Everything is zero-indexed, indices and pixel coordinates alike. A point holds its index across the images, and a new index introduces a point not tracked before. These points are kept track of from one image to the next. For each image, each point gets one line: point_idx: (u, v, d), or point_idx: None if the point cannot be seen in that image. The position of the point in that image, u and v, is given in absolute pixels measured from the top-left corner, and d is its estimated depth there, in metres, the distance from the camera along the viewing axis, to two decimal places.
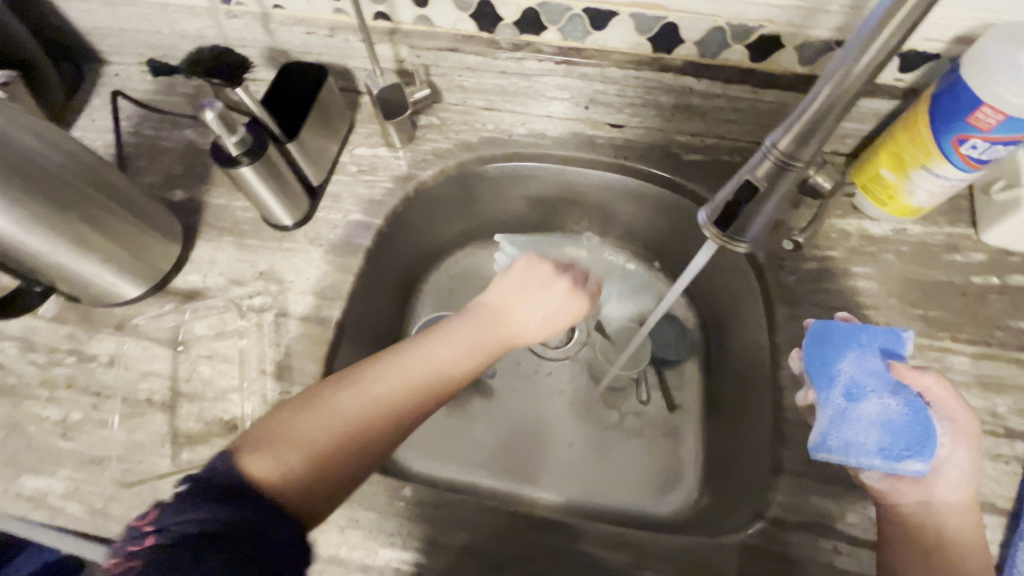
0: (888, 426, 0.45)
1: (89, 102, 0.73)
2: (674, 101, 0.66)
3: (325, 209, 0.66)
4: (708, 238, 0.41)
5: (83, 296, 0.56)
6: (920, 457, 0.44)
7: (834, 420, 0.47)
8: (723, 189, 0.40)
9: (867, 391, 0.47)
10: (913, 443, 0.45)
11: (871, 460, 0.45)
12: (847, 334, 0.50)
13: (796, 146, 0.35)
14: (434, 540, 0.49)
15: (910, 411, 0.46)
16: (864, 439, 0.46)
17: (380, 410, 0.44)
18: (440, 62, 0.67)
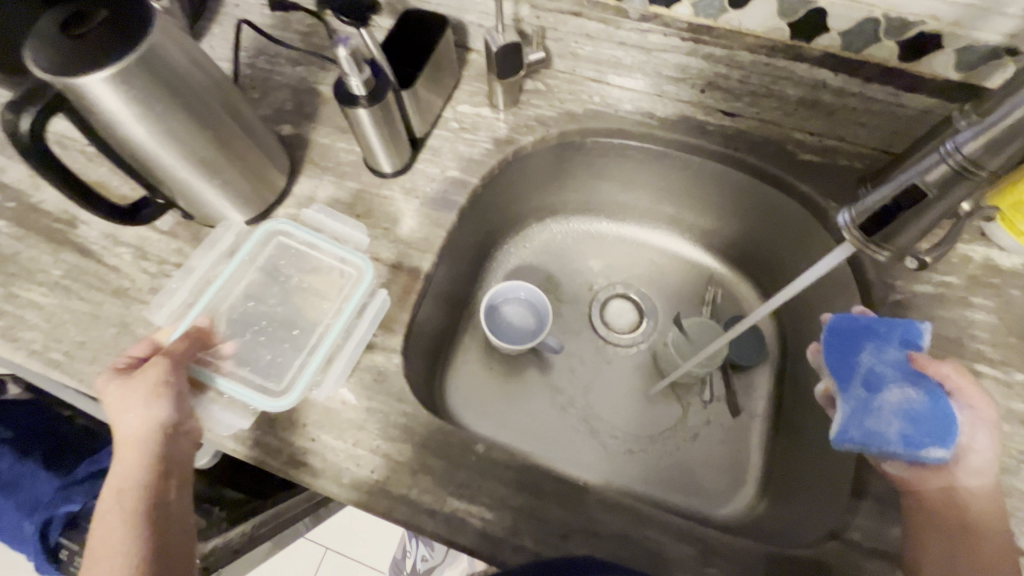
0: (910, 415, 0.44)
1: (209, 29, 0.75)
2: (802, 95, 0.62)
3: (424, 162, 0.66)
4: (849, 239, 0.43)
5: (196, 214, 0.59)
6: (942, 444, 0.43)
7: (855, 411, 0.46)
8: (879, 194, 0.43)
9: (886, 381, 0.46)
10: (936, 430, 0.43)
11: (893, 449, 0.44)
12: (865, 326, 0.49)
13: (984, 153, 0.39)
14: (501, 498, 0.50)
15: (932, 401, 0.44)
16: (887, 429, 0.44)
17: None
18: (560, 26, 0.65)
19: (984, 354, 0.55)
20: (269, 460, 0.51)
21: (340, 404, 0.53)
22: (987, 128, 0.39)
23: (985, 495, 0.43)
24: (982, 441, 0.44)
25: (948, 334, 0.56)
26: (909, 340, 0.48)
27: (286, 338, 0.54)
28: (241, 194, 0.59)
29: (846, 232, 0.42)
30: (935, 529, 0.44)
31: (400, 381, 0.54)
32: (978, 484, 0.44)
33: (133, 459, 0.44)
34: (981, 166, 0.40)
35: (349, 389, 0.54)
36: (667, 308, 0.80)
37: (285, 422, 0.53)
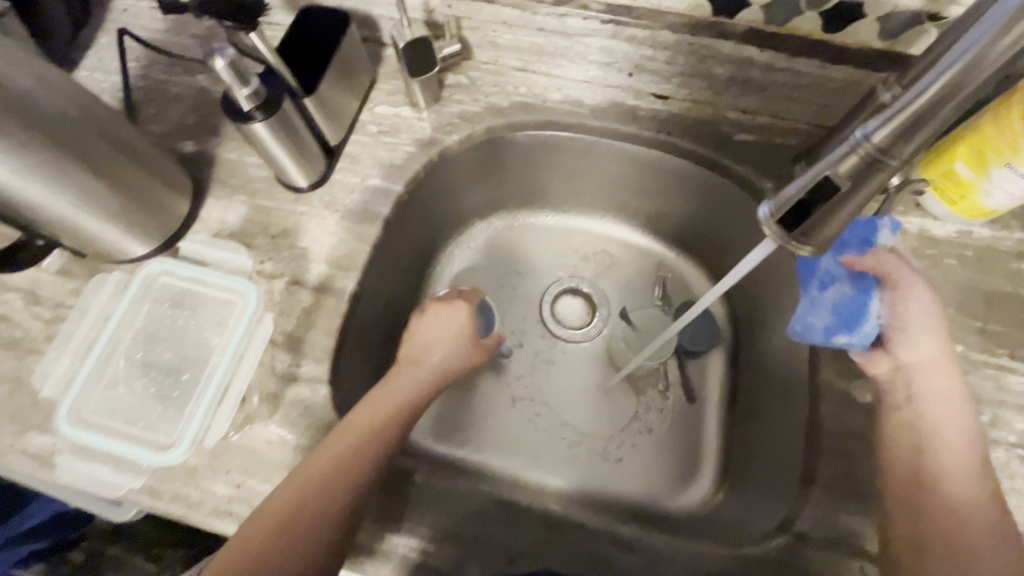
0: (840, 308, 0.50)
1: (96, 39, 0.68)
2: (731, 73, 0.60)
3: (342, 171, 0.62)
4: (767, 236, 0.37)
5: (89, 250, 0.54)
6: (856, 332, 0.49)
7: (803, 306, 0.52)
8: (794, 183, 0.36)
9: (835, 279, 0.50)
10: (855, 320, 0.49)
11: (817, 338, 0.51)
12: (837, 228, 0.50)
13: (894, 140, 0.32)
14: (444, 528, 0.48)
15: (861, 296, 0.50)
16: (816, 321, 0.51)
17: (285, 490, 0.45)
18: (475, 14, 0.63)
19: None
20: (191, 513, 0.48)
21: (265, 444, 0.50)
22: (902, 111, 0.32)
23: (930, 367, 0.48)
24: (917, 314, 0.49)
25: None
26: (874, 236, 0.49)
27: (170, 391, 0.48)
28: (137, 224, 0.53)
29: (765, 231, 0.37)
30: (895, 417, 0.48)
31: (329, 413, 0.51)
32: (923, 356, 0.48)
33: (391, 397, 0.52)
34: (894, 156, 0.33)
35: (275, 426, 0.50)
36: (618, 300, 0.77)
37: (205, 470, 0.49)
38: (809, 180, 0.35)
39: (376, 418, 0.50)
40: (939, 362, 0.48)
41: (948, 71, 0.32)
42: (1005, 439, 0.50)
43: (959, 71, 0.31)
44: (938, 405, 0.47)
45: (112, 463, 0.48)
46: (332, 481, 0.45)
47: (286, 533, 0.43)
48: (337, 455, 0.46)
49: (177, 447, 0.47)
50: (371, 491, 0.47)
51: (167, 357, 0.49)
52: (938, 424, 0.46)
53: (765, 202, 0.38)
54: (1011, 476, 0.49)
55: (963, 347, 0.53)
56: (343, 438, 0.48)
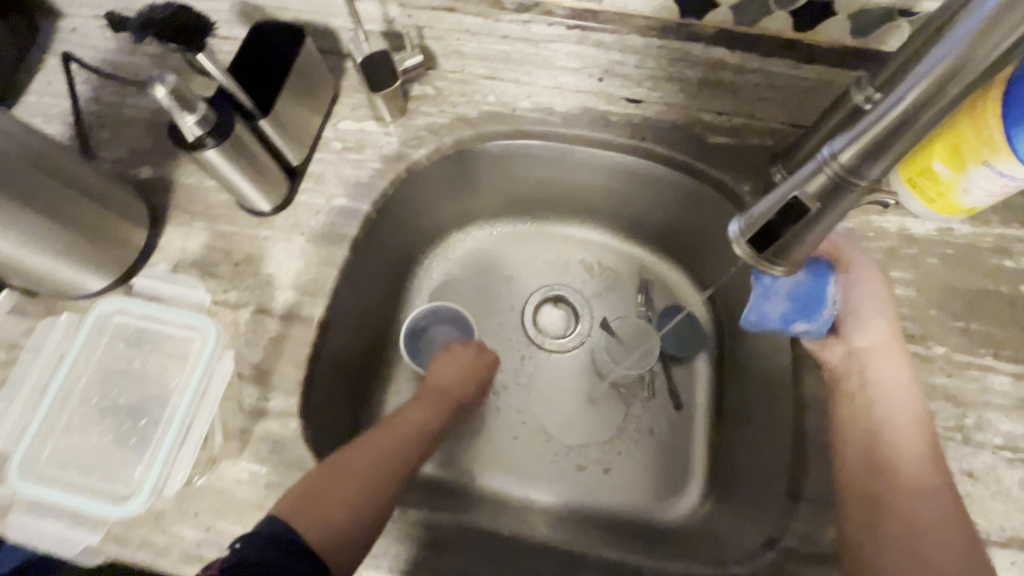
0: (794, 296, 0.50)
1: (44, 61, 0.65)
2: (702, 75, 0.58)
3: (307, 192, 0.60)
4: (739, 254, 0.40)
5: (40, 288, 0.51)
6: (809, 319, 0.50)
7: (757, 298, 0.50)
8: (764, 204, 0.38)
9: (788, 267, 0.50)
10: (809, 307, 0.50)
11: (773, 325, 0.51)
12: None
13: (857, 163, 0.34)
14: (423, 562, 0.46)
15: (813, 281, 0.50)
16: (773, 311, 0.50)
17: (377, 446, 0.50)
18: (437, 23, 0.61)
19: (906, 331, 0.53)
20: (160, 560, 0.46)
21: (235, 483, 0.48)
22: (867, 132, 0.33)
23: (880, 350, 0.50)
24: (868, 300, 0.51)
25: None
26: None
27: (129, 436, 0.46)
28: (90, 259, 0.51)
29: (735, 248, 0.40)
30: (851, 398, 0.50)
31: (300, 448, 0.49)
32: (875, 339, 0.50)
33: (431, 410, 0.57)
34: (859, 176, 0.34)
35: (245, 464, 0.48)
36: (602, 307, 0.75)
37: (173, 514, 0.47)
38: (777, 202, 0.37)
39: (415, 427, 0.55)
40: (891, 344, 0.50)
41: (917, 86, 0.32)
42: (991, 442, 0.49)
43: (926, 86, 0.31)
44: (892, 389, 0.49)
45: (69, 517, 0.46)
46: (384, 473, 0.48)
47: (346, 514, 0.44)
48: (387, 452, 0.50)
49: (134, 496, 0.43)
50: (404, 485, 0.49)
51: (124, 402, 0.47)
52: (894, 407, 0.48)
53: (737, 218, 0.40)
54: (998, 480, 0.48)
55: (946, 349, 0.53)
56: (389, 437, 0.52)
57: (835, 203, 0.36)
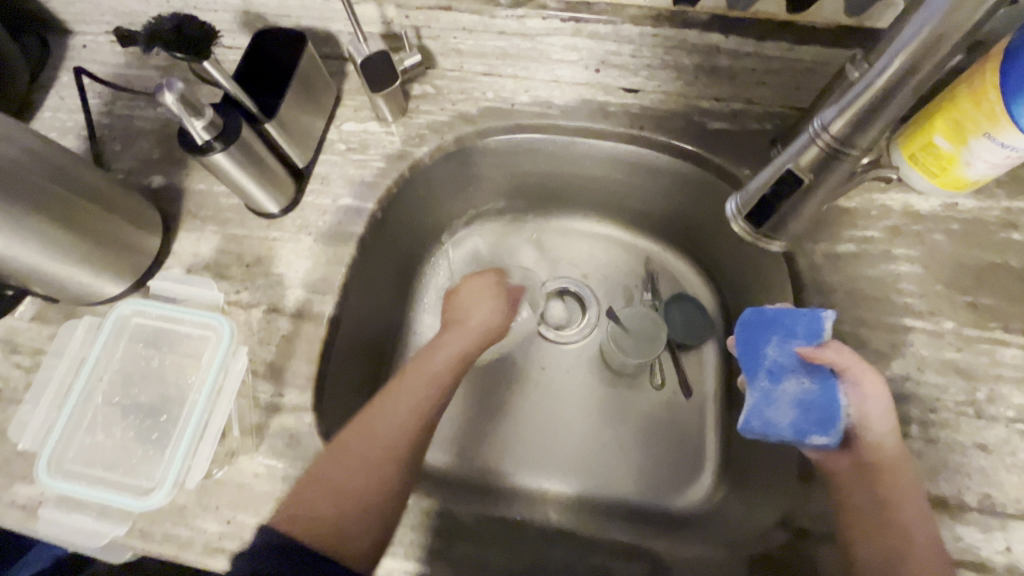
0: (800, 405, 0.46)
1: (57, 79, 0.68)
2: (697, 62, 0.59)
3: (313, 193, 0.61)
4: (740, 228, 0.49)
5: (61, 295, 0.53)
6: (824, 432, 0.45)
7: (759, 402, 0.47)
8: (758, 180, 0.46)
9: (787, 373, 0.47)
10: (821, 419, 0.45)
11: (784, 438, 0.46)
12: (775, 317, 0.49)
13: (848, 134, 0.39)
14: (437, 551, 0.47)
15: (823, 391, 0.45)
16: (780, 418, 0.46)
17: (398, 415, 0.49)
18: (433, 23, 0.59)
19: (913, 308, 0.53)
20: (184, 553, 0.47)
21: (253, 476, 0.49)
22: (852, 105, 0.38)
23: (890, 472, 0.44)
24: (878, 415, 0.45)
25: (875, 293, 0.54)
26: (800, 335, 0.47)
27: (150, 432, 0.47)
28: (107, 265, 0.53)
29: (733, 225, 0.49)
30: (859, 522, 0.44)
31: (314, 442, 0.50)
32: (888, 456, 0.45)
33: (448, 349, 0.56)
34: (849, 145, 0.40)
35: (262, 458, 0.50)
36: (608, 299, 0.75)
37: (195, 508, 0.48)
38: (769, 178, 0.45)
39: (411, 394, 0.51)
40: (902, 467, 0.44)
41: (895, 60, 0.35)
42: (1003, 415, 0.49)
43: (903, 61, 0.35)
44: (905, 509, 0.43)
45: (97, 511, 0.47)
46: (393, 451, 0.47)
47: (357, 499, 0.44)
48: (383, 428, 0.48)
49: (157, 488, 0.43)
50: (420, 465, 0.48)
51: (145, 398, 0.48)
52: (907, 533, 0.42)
53: (733, 198, 0.50)
54: (1012, 453, 0.47)
55: (955, 324, 0.52)
56: (379, 414, 0.49)
57: (830, 168, 0.42)
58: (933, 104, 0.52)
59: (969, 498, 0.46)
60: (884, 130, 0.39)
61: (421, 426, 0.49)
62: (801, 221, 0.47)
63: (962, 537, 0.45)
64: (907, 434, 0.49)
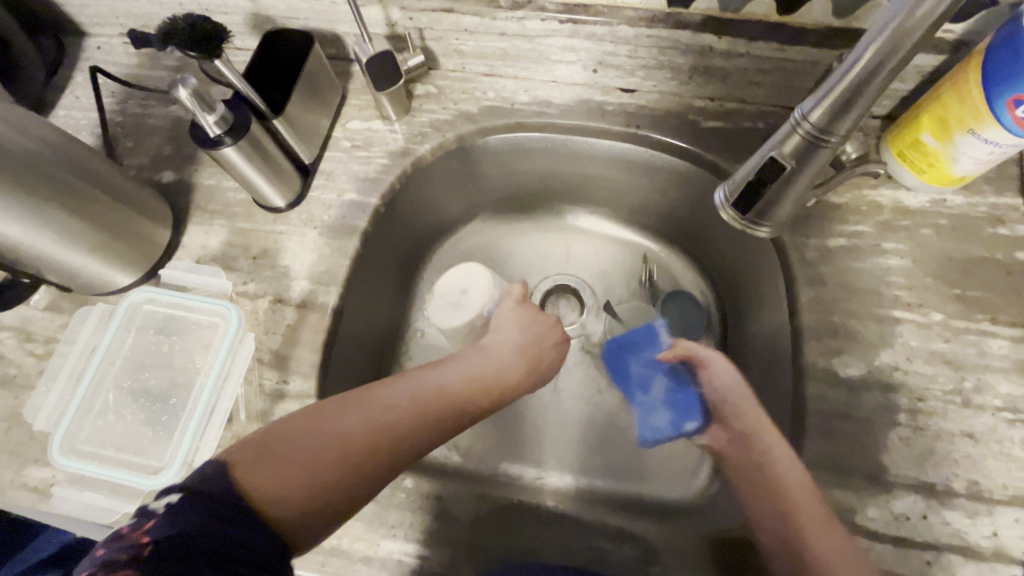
0: (672, 403, 0.61)
1: (72, 78, 0.70)
2: (692, 62, 0.60)
3: (319, 188, 0.63)
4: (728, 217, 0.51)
5: (74, 285, 0.55)
6: (692, 417, 0.59)
7: (642, 413, 0.62)
8: (744, 171, 0.49)
9: (652, 379, 0.62)
10: (686, 407, 0.59)
11: (669, 434, 0.60)
12: (625, 340, 0.64)
13: (827, 122, 0.41)
14: (437, 533, 0.49)
15: (680, 386, 0.60)
16: (661, 420, 0.61)
17: (391, 415, 0.43)
18: (436, 24, 0.62)
19: (903, 300, 0.54)
20: None
21: None
22: (829, 94, 0.40)
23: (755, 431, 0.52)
24: (726, 385, 0.58)
25: (865, 285, 0.55)
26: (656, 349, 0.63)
27: (159, 415, 0.49)
28: (118, 256, 0.54)
29: (720, 214, 0.52)
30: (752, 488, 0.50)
31: None
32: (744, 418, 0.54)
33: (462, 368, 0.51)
34: (829, 133, 0.42)
35: None
36: (604, 295, 0.76)
37: None
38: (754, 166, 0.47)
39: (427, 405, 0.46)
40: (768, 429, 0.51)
41: (870, 47, 0.38)
42: (991, 404, 0.50)
43: (878, 47, 0.37)
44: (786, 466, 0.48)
45: (107, 489, 0.48)
46: (367, 454, 0.41)
47: (309, 481, 0.38)
48: (392, 427, 0.43)
49: (165, 469, 0.46)
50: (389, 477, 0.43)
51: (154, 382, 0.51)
52: (792, 487, 0.47)
53: (721, 188, 0.52)
54: (999, 440, 0.49)
55: (944, 315, 0.53)
56: (388, 404, 0.44)
57: (812, 156, 0.44)
58: (921, 102, 0.53)
59: (957, 484, 0.48)
60: (861, 117, 0.41)
61: (410, 436, 0.44)
62: (787, 210, 0.49)
63: (950, 522, 0.47)
64: (897, 422, 0.50)
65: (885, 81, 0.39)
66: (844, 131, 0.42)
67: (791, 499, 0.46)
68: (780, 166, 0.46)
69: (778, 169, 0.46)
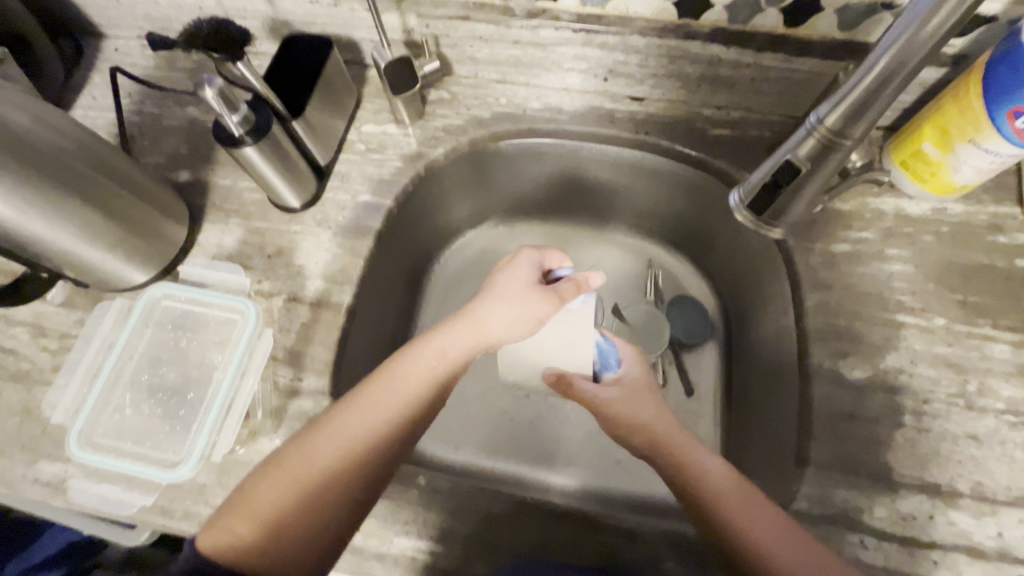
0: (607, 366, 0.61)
1: (89, 79, 0.71)
2: (700, 72, 0.62)
3: (333, 189, 0.64)
4: (743, 219, 0.54)
5: (90, 281, 0.55)
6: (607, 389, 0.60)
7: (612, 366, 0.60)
8: (759, 175, 0.51)
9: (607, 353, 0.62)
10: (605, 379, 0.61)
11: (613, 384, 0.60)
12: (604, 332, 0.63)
13: (843, 125, 0.43)
14: (449, 530, 0.49)
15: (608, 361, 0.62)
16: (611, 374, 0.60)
17: (338, 444, 0.45)
18: (451, 32, 0.63)
19: (905, 305, 0.56)
20: None
21: None
22: (845, 99, 0.42)
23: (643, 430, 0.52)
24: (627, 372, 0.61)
25: (870, 290, 0.56)
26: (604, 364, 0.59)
27: (177, 409, 0.50)
28: (136, 252, 0.55)
29: (735, 215, 0.54)
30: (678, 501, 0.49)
31: None
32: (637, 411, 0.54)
33: (415, 371, 0.50)
34: (845, 136, 0.43)
35: (280, 439, 0.51)
36: (609, 298, 0.77)
37: (214, 487, 0.50)
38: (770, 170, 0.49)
39: (372, 428, 0.46)
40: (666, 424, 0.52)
41: (884, 56, 0.39)
42: (994, 407, 0.51)
43: (890, 57, 0.39)
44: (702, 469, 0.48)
45: (123, 481, 0.49)
46: (319, 486, 0.43)
47: (268, 524, 0.41)
48: (331, 466, 0.44)
49: (184, 462, 0.46)
50: (354, 504, 0.45)
51: (173, 376, 0.51)
52: (718, 487, 0.46)
53: (737, 191, 0.54)
54: (1002, 442, 0.50)
55: (945, 320, 0.55)
56: (339, 435, 0.45)
57: (828, 157, 0.45)
58: (923, 115, 0.55)
59: (961, 485, 0.48)
60: (876, 120, 0.42)
61: (365, 455, 0.45)
62: (801, 210, 0.51)
63: (955, 522, 0.47)
64: (901, 424, 0.51)
65: (898, 89, 0.40)
66: (857, 134, 0.44)
67: (714, 501, 0.45)
68: (795, 169, 0.47)
69: (793, 172, 0.48)
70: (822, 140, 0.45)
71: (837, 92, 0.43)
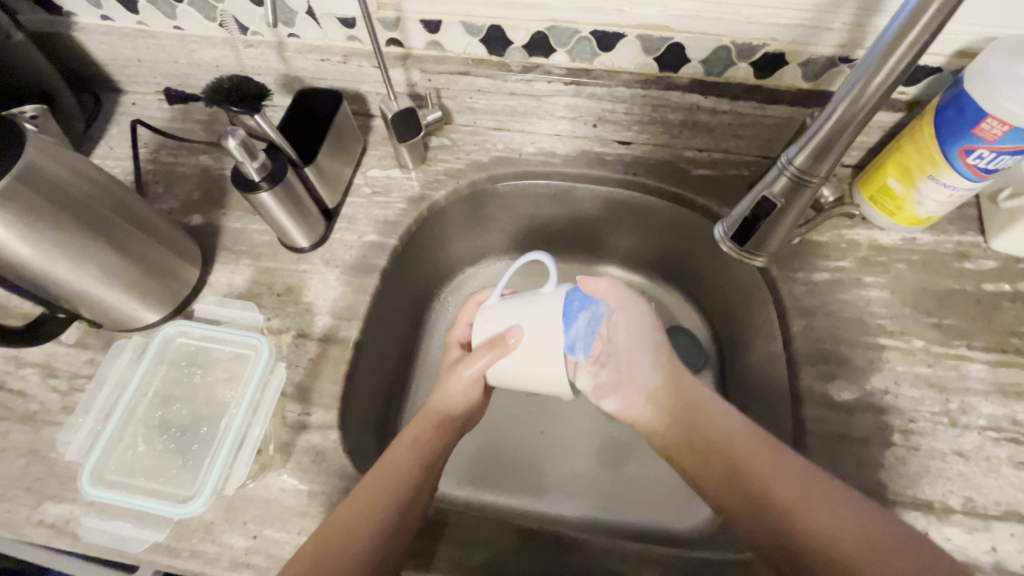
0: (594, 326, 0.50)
1: (107, 130, 0.75)
2: (682, 118, 0.67)
3: (340, 230, 0.67)
4: (726, 250, 0.57)
5: (104, 321, 0.57)
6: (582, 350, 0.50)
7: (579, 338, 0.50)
8: (737, 210, 0.55)
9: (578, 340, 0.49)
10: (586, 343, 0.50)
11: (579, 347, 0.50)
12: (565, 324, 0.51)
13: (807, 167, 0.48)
14: (458, 560, 0.49)
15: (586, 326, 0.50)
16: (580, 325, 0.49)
17: (382, 482, 0.49)
18: (452, 85, 0.68)
19: (885, 328, 0.59)
20: (209, 569, 0.48)
21: (280, 492, 0.51)
22: (808, 143, 0.47)
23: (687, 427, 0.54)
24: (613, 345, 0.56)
25: (851, 315, 0.60)
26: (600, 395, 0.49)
27: (191, 443, 0.52)
28: (150, 292, 0.57)
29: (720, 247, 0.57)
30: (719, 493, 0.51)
31: (340, 457, 0.53)
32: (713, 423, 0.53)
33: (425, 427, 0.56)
34: (810, 175, 0.48)
35: (288, 474, 0.52)
36: None
37: (222, 524, 0.50)
38: (748, 205, 0.54)
39: (364, 502, 0.48)
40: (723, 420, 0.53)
41: (838, 107, 0.44)
42: (976, 424, 0.53)
43: (845, 108, 0.44)
44: (748, 451, 0.49)
45: (133, 518, 0.49)
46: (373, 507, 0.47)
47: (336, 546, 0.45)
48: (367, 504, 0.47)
49: (197, 497, 0.47)
50: (397, 540, 0.47)
51: (187, 412, 0.54)
52: (781, 479, 0.46)
53: (720, 224, 0.58)
54: (987, 457, 0.52)
55: (924, 342, 0.58)
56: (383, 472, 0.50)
57: (798, 194, 0.50)
58: (886, 153, 0.60)
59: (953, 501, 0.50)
60: (836, 162, 0.47)
61: (396, 492, 0.49)
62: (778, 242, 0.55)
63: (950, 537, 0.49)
64: (891, 442, 0.53)
65: (851, 138, 0.46)
66: (822, 173, 0.48)
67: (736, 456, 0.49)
68: (770, 204, 0.52)
69: (768, 206, 0.52)
70: (791, 179, 0.49)
71: (803, 136, 0.48)
